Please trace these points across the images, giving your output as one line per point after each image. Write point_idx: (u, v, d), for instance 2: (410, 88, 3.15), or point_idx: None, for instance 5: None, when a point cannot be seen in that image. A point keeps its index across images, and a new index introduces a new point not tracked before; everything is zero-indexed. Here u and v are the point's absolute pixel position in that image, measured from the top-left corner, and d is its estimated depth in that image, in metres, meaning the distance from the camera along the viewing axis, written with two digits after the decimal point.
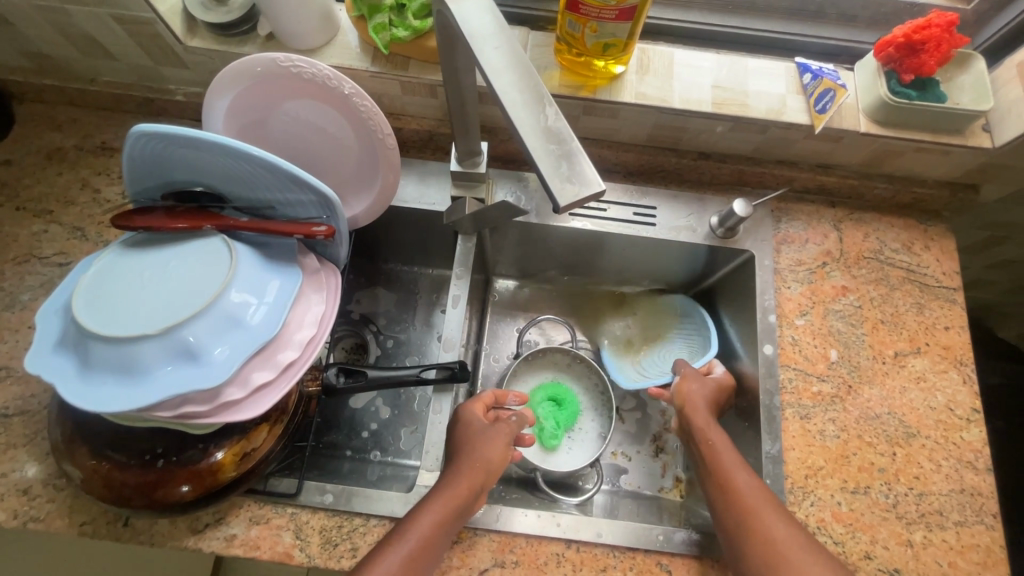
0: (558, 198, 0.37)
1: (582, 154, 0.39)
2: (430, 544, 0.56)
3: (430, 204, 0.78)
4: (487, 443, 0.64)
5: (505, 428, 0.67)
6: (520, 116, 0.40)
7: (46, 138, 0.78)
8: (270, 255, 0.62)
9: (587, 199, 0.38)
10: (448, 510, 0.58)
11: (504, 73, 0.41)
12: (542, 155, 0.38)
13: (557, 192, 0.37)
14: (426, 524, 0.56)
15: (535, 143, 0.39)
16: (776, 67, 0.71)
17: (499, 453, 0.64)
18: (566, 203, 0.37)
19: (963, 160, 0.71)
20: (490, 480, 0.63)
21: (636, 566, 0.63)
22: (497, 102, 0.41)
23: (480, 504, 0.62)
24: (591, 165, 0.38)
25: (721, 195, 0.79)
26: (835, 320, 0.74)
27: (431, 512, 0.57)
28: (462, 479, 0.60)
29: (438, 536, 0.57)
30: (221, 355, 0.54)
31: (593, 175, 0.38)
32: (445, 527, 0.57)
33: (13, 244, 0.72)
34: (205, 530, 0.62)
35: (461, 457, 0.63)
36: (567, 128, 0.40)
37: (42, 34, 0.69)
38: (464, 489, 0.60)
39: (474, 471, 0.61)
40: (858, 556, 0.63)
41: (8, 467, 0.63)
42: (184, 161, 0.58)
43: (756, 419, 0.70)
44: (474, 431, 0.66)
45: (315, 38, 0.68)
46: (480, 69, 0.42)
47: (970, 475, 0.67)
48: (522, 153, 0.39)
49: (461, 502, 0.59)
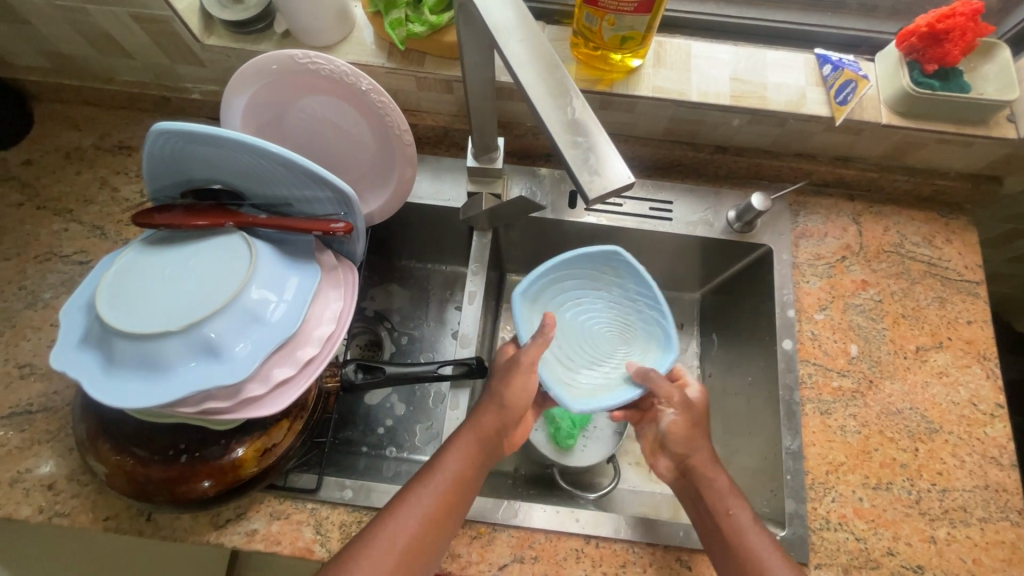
0: (587, 191, 0.37)
1: (611, 143, 0.39)
2: (461, 481, 0.59)
3: (446, 200, 0.78)
4: (510, 379, 0.64)
5: (526, 356, 0.64)
6: (546, 106, 0.39)
7: (64, 137, 0.79)
8: (288, 252, 0.62)
9: (617, 191, 0.38)
10: (473, 448, 0.61)
11: (527, 66, 0.41)
12: (570, 146, 0.38)
13: (586, 183, 0.37)
14: (454, 461, 0.59)
15: (562, 135, 0.38)
16: (795, 58, 0.70)
17: (523, 386, 0.64)
18: (595, 196, 0.37)
19: (986, 152, 0.70)
20: (515, 412, 0.64)
21: (656, 562, 0.62)
22: (521, 93, 0.40)
23: (512, 439, 0.65)
24: (620, 154, 0.38)
25: (738, 188, 0.79)
26: (855, 314, 0.73)
27: (458, 451, 0.60)
28: (485, 420, 0.62)
29: (468, 473, 0.59)
30: (243, 351, 0.54)
31: (623, 166, 0.38)
32: (473, 465, 0.60)
33: (34, 243, 0.73)
34: (226, 525, 0.63)
35: (489, 394, 0.65)
36: (594, 117, 0.39)
37: (61, 34, 0.69)
38: (489, 427, 0.62)
39: (497, 410, 0.63)
40: (881, 553, 0.63)
41: (32, 463, 0.64)
42: (203, 159, 0.58)
43: (776, 415, 0.70)
44: (498, 371, 0.66)
45: (330, 34, 0.67)
46: (504, 62, 0.41)
47: (995, 471, 0.66)
48: (548, 146, 0.39)
49: (483, 441, 0.61)
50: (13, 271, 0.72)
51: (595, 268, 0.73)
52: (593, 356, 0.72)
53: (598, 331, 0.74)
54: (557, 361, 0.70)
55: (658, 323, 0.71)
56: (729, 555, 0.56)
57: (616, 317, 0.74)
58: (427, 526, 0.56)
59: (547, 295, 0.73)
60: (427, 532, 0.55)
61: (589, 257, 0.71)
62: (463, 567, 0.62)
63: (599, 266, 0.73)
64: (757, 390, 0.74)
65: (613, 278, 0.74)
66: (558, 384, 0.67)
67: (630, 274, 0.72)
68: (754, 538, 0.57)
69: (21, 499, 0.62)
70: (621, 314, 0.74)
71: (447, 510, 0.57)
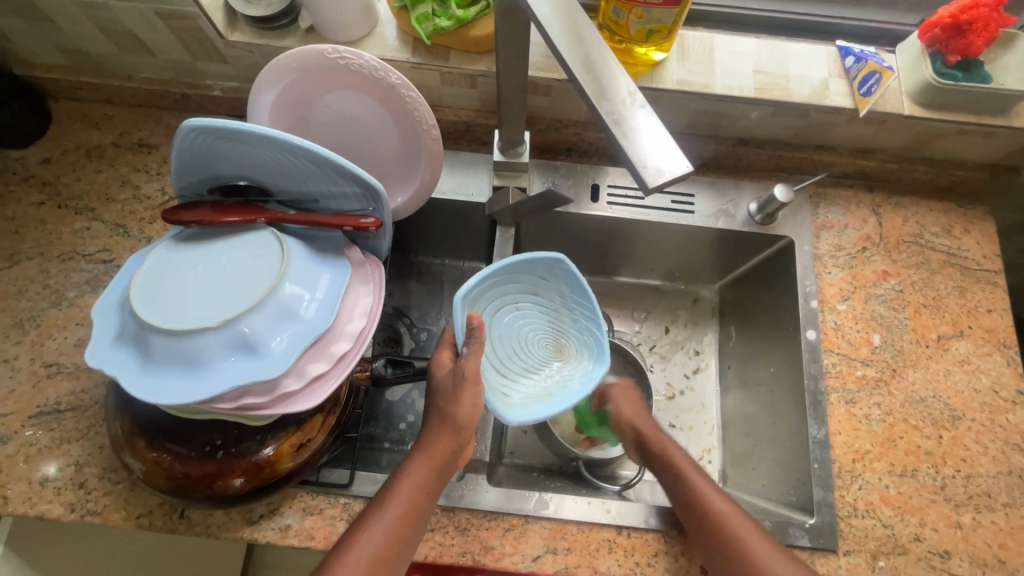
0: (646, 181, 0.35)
1: (667, 133, 0.38)
2: (411, 515, 0.56)
3: (469, 195, 0.78)
4: (458, 397, 0.59)
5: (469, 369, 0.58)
6: (599, 98, 0.38)
7: (84, 136, 0.78)
8: (318, 248, 0.62)
9: (677, 181, 0.36)
10: (426, 478, 0.58)
11: (580, 58, 0.40)
12: (623, 137, 0.37)
13: (643, 174, 0.36)
14: (404, 496, 0.57)
15: (618, 128, 0.37)
16: (817, 50, 0.71)
17: (472, 403, 0.60)
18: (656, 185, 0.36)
19: (1006, 141, 0.71)
20: (468, 430, 0.60)
21: (688, 551, 0.63)
22: (573, 86, 0.39)
23: (464, 455, 0.63)
24: (677, 143, 0.37)
25: (758, 181, 0.79)
26: (877, 304, 0.74)
27: (409, 483, 0.57)
28: (433, 448, 0.59)
29: (418, 506, 0.57)
30: (279, 346, 0.55)
31: (681, 156, 0.37)
32: (426, 495, 0.57)
33: (57, 242, 0.73)
34: (259, 521, 0.63)
35: (436, 414, 0.60)
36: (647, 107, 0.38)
37: (84, 31, 0.69)
38: (441, 453, 0.59)
39: (450, 434, 0.59)
40: (908, 538, 0.64)
41: (64, 461, 0.64)
42: (233, 155, 0.58)
43: (801, 405, 0.71)
44: (443, 389, 0.60)
45: (355, 29, 0.67)
46: (553, 50, 0.40)
47: (1017, 457, 0.67)
48: (606, 138, 0.38)
49: (436, 468, 0.59)
50: (36, 270, 0.71)
51: (538, 270, 0.67)
52: (529, 362, 0.67)
53: (535, 336, 0.69)
54: (493, 367, 0.66)
55: (593, 333, 0.67)
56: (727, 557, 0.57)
57: (552, 323, 0.69)
58: (378, 566, 0.53)
59: (483, 296, 0.66)
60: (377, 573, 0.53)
61: (532, 259, 0.66)
62: (496, 559, 0.62)
63: (541, 269, 0.68)
64: (780, 381, 0.75)
65: (554, 281, 0.69)
66: (490, 394, 0.62)
67: (571, 280, 0.67)
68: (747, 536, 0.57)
69: (51, 498, 0.62)
70: (557, 321, 0.69)
71: (398, 546, 0.55)
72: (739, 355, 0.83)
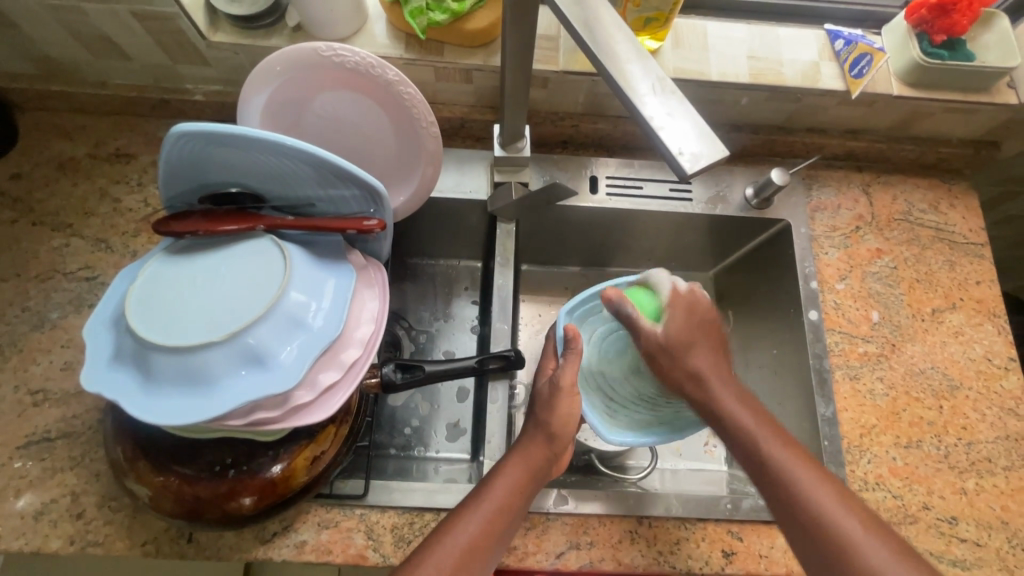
0: (685, 166, 0.35)
1: (699, 119, 0.37)
2: (504, 511, 0.55)
3: (467, 192, 0.76)
4: (553, 406, 0.60)
5: (565, 379, 0.60)
6: (630, 87, 0.38)
7: (56, 148, 0.74)
8: (318, 253, 0.60)
9: (714, 166, 0.36)
10: (522, 478, 0.57)
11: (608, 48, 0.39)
12: (657, 125, 0.36)
13: (680, 161, 0.35)
14: (500, 491, 0.56)
15: (653, 115, 0.37)
16: (807, 34, 0.72)
17: (568, 412, 0.59)
18: (697, 171, 0.35)
19: (989, 117, 0.73)
20: (562, 439, 0.60)
21: (709, 536, 0.64)
22: (604, 77, 0.39)
23: (561, 465, 0.62)
24: (711, 128, 0.36)
25: (752, 166, 0.80)
26: (873, 282, 0.75)
27: (505, 479, 0.57)
28: (533, 447, 0.59)
29: (513, 503, 0.56)
30: (288, 357, 0.53)
31: (716, 141, 0.36)
32: (520, 494, 0.56)
33: (33, 261, 0.69)
34: (273, 539, 0.61)
35: (532, 421, 0.61)
36: (678, 92, 0.38)
37: (54, 37, 0.65)
38: (536, 456, 0.59)
39: (544, 440, 0.59)
40: (917, 508, 0.65)
41: (59, 492, 0.60)
42: (225, 162, 0.56)
43: (807, 384, 0.72)
44: (539, 398, 0.61)
45: (345, 26, 0.65)
46: (574, 37, 0.40)
47: (1013, 422, 0.70)
48: (640, 127, 0.37)
49: (532, 467, 0.58)
50: (14, 292, 0.67)
51: None
52: None
53: None
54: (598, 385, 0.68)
55: None
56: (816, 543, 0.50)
57: None
58: (468, 557, 0.52)
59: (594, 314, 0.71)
60: (466, 564, 0.52)
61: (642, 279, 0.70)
62: (520, 559, 0.61)
63: None
64: (784, 362, 0.76)
65: None
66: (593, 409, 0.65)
67: None
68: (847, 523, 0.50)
69: (47, 532, 0.59)
70: None
71: (489, 539, 0.53)
72: (741, 339, 0.84)
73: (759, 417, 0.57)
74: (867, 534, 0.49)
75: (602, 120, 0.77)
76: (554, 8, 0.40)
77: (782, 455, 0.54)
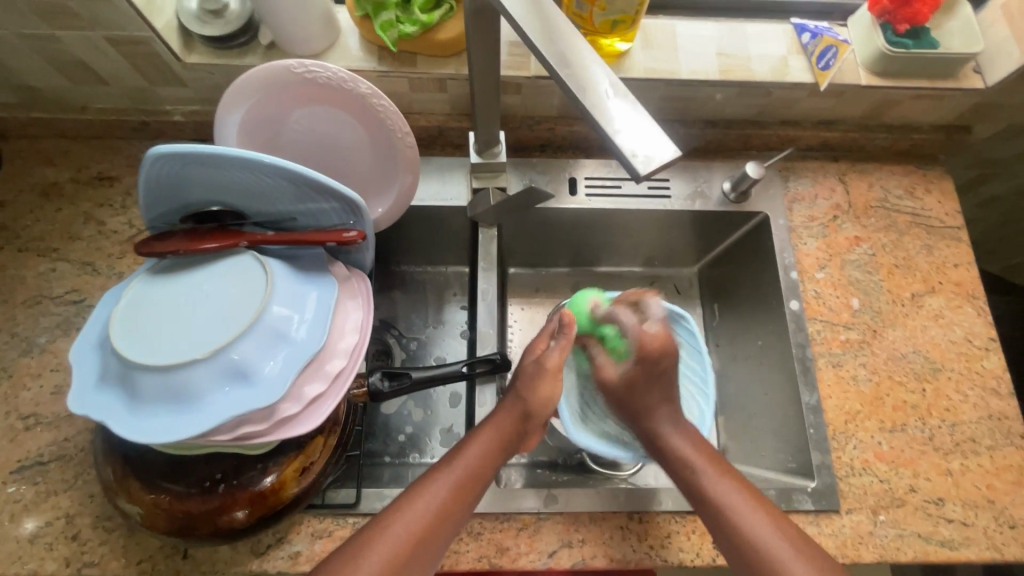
0: (638, 168, 0.36)
1: (654, 122, 0.38)
2: (475, 479, 0.57)
3: (447, 200, 0.77)
4: (535, 386, 0.62)
5: (551, 361, 0.63)
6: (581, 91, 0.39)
7: (39, 174, 0.75)
8: (300, 267, 0.61)
9: (667, 166, 0.37)
10: (492, 447, 0.59)
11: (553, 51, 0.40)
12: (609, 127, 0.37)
13: (633, 162, 0.36)
14: (471, 459, 0.58)
15: (606, 120, 0.38)
16: (774, 30, 0.73)
17: (537, 394, 0.63)
18: (647, 171, 0.36)
19: (957, 103, 0.74)
20: (536, 420, 0.62)
21: (699, 528, 0.64)
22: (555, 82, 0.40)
23: (526, 444, 0.64)
24: (662, 128, 0.37)
25: (729, 160, 0.81)
26: (853, 270, 0.76)
27: (478, 445, 0.59)
28: (507, 420, 0.61)
29: (484, 470, 0.58)
30: (272, 370, 0.53)
31: (669, 141, 0.37)
32: (490, 464, 0.59)
33: (21, 287, 0.70)
34: (268, 552, 0.61)
35: (512, 394, 0.63)
36: (631, 97, 0.39)
37: (30, 66, 0.66)
38: (508, 427, 0.61)
39: (520, 414, 0.61)
40: (904, 491, 0.66)
41: (52, 514, 0.61)
42: (206, 180, 0.57)
43: (791, 373, 0.73)
44: (523, 374, 0.63)
45: (318, 42, 0.66)
46: (532, 48, 0.40)
47: (995, 401, 0.71)
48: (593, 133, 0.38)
49: (504, 439, 0.60)
50: (3, 318, 0.68)
51: None
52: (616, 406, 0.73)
53: None
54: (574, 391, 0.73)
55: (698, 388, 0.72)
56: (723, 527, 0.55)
57: None
58: (439, 518, 0.54)
59: None
60: (434, 529, 0.54)
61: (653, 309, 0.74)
62: (513, 559, 0.62)
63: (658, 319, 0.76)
64: (769, 352, 0.77)
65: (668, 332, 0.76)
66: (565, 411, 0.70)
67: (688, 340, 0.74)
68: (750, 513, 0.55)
69: (44, 554, 0.59)
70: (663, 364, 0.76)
71: (460, 503, 0.56)
72: (727, 331, 0.85)
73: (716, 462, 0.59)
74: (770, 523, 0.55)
75: (578, 123, 0.78)
76: (512, 20, 0.41)
77: (723, 482, 0.57)
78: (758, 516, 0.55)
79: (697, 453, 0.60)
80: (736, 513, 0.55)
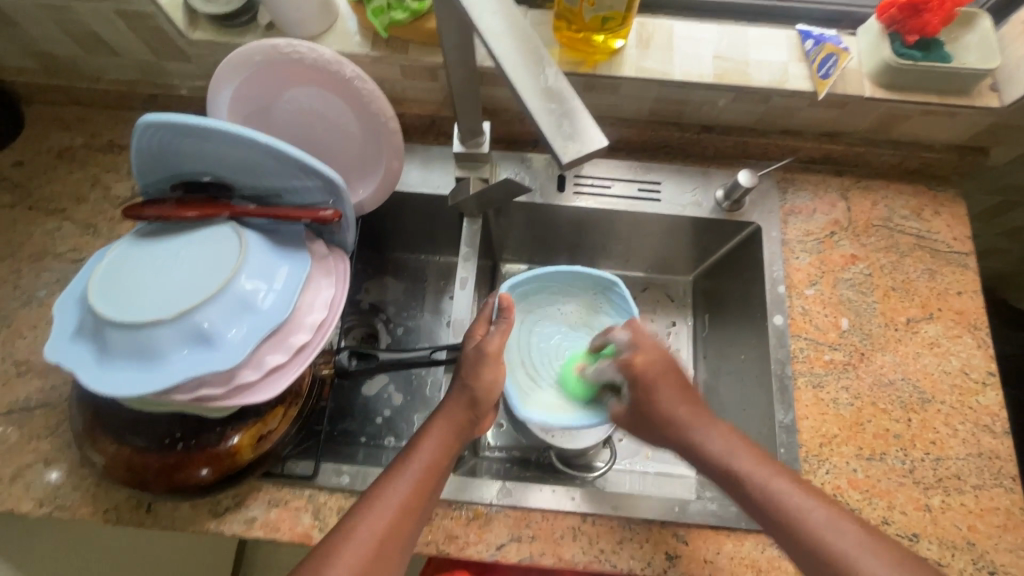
0: (562, 156, 0.37)
1: (584, 112, 0.39)
2: (433, 472, 0.58)
3: (435, 187, 0.78)
4: (478, 372, 0.62)
5: (491, 346, 0.62)
6: (522, 76, 0.40)
7: (56, 138, 0.79)
8: (278, 241, 0.63)
9: (590, 157, 0.38)
10: (447, 435, 0.60)
11: (502, 36, 0.41)
12: (546, 112, 0.38)
13: (558, 149, 0.38)
14: (426, 453, 0.58)
15: (536, 102, 0.39)
16: (777, 35, 0.71)
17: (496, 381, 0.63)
18: (569, 160, 0.38)
19: (970, 121, 0.70)
20: (484, 405, 0.62)
21: (653, 537, 0.63)
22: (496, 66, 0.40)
23: (481, 425, 0.64)
24: (593, 121, 0.39)
25: (726, 168, 0.79)
26: (845, 289, 0.73)
27: (433, 440, 0.59)
28: (458, 412, 0.61)
29: (442, 462, 0.59)
30: (234, 337, 0.55)
31: (596, 131, 0.39)
32: (446, 454, 0.59)
33: (28, 242, 0.74)
34: (225, 514, 0.63)
35: (457, 381, 0.63)
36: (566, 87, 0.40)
37: (49, 34, 0.70)
38: (458, 418, 0.61)
39: (466, 403, 0.62)
40: (875, 522, 0.63)
41: (32, 458, 0.64)
42: (193, 150, 0.59)
43: (768, 390, 0.70)
44: (465, 360, 0.63)
45: (314, 25, 0.68)
46: (484, 43, 0.41)
47: (987, 439, 0.66)
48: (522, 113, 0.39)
49: (456, 427, 0.61)
50: (8, 270, 0.73)
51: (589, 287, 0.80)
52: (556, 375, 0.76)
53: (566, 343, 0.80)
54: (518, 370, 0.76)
55: None
56: (791, 535, 0.52)
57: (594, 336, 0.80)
58: (404, 514, 0.54)
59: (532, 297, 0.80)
60: (400, 523, 0.54)
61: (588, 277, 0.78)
62: (460, 548, 0.62)
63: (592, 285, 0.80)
64: (750, 367, 0.75)
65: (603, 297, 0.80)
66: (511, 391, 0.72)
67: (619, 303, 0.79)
68: (809, 515, 0.52)
69: (21, 494, 0.63)
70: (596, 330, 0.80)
71: (421, 496, 0.56)
72: (714, 342, 0.83)
73: (756, 459, 0.56)
74: (832, 521, 0.51)
75: None
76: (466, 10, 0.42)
77: (776, 486, 0.54)
78: (817, 517, 0.52)
79: (744, 454, 0.57)
80: (801, 520, 0.52)
